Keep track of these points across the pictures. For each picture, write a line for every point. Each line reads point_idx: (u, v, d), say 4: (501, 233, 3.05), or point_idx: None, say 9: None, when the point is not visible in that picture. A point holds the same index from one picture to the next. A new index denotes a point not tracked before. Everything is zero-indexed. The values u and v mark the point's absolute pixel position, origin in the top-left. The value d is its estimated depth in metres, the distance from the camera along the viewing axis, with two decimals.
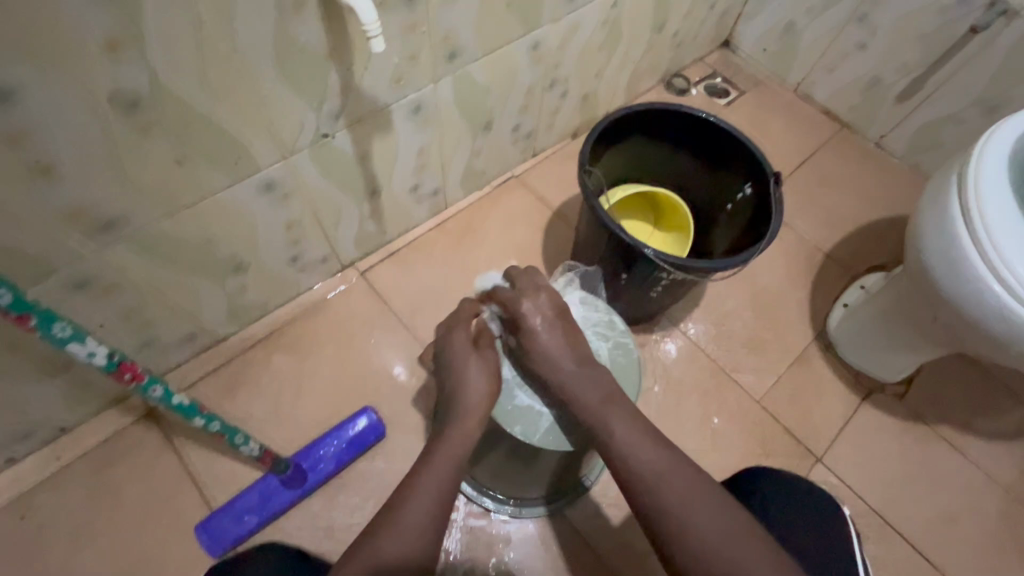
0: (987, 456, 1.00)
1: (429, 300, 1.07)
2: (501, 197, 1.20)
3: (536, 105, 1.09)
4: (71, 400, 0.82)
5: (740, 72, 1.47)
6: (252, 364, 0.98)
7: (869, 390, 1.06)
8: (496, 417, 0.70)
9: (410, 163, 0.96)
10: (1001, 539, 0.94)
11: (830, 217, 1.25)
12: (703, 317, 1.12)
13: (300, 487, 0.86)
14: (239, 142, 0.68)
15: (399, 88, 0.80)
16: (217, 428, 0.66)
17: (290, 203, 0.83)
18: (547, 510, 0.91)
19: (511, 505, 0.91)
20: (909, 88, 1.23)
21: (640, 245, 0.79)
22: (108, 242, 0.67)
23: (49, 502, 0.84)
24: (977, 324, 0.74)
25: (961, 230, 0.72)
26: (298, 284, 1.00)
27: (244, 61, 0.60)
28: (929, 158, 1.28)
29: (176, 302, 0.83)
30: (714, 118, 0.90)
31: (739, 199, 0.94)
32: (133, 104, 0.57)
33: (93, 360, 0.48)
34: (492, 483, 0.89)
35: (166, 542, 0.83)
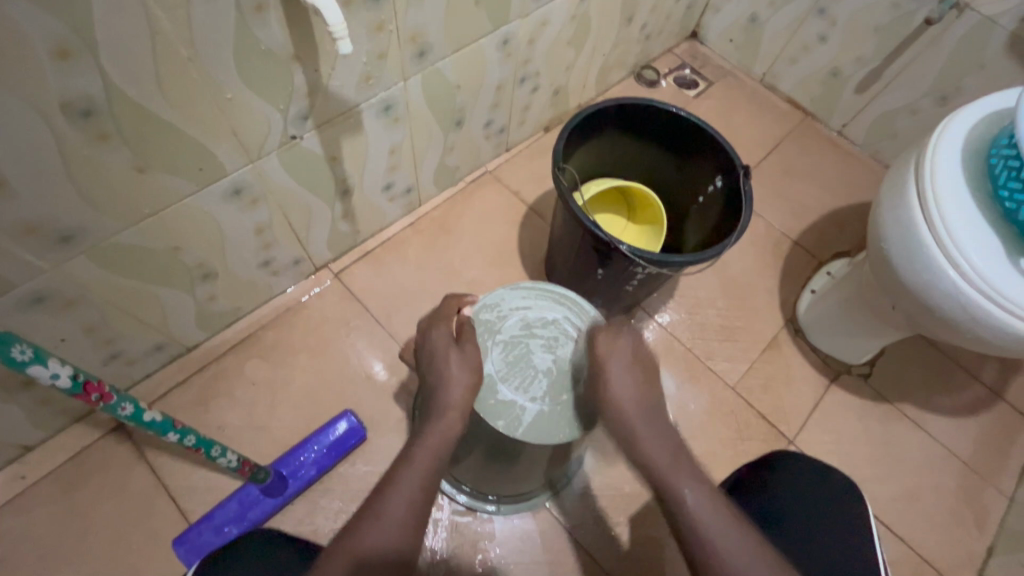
0: (945, 431, 1.06)
1: (406, 299, 1.06)
2: (475, 193, 1.19)
3: (507, 100, 1.09)
4: (34, 418, 0.79)
5: (708, 63, 1.49)
6: (226, 371, 0.96)
7: (836, 372, 1.10)
8: (479, 411, 0.71)
9: (382, 162, 0.94)
10: (959, 509, 1.00)
11: (796, 206, 1.28)
12: (677, 307, 1.14)
13: (281, 494, 0.85)
14: (203, 148, 0.66)
15: (368, 88, 0.79)
16: (192, 441, 0.65)
17: (259, 207, 0.81)
18: (531, 505, 0.92)
19: (495, 502, 0.92)
20: (868, 79, 1.27)
21: (615, 241, 0.80)
22: (66, 256, 0.65)
23: (15, 524, 0.81)
24: (933, 309, 0.78)
25: (919, 219, 0.75)
26: (270, 288, 0.98)
27: (205, 66, 0.58)
28: (887, 146, 1.32)
29: (143, 313, 0.80)
30: (684, 112, 0.92)
31: (709, 191, 0.96)
32: (87, 112, 0.54)
33: (57, 382, 0.46)
34: (476, 481, 0.90)
35: (143, 559, 0.81)
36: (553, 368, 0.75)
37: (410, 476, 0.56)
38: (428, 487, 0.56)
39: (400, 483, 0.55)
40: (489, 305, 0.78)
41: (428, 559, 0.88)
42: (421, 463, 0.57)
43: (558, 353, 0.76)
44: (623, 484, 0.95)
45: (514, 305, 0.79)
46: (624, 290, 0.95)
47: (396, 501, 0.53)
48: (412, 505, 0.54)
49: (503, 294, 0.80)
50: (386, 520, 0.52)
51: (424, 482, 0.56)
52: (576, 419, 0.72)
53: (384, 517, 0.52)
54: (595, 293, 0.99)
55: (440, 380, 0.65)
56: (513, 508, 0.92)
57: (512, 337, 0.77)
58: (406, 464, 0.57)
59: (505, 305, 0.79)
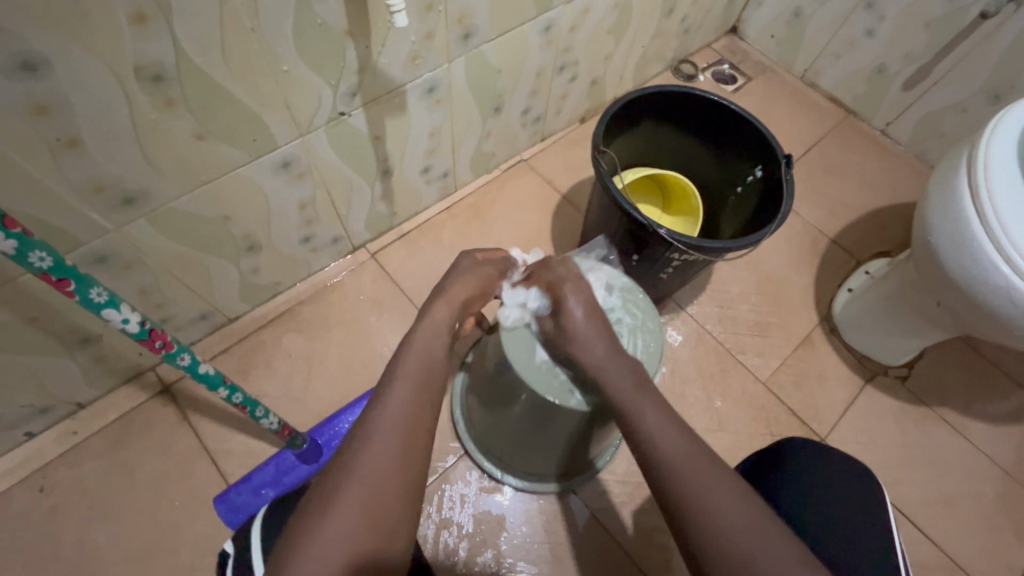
0: (985, 437, 1.03)
1: (439, 281, 1.08)
2: (509, 181, 1.20)
3: (546, 88, 1.10)
4: (89, 375, 0.84)
5: (747, 59, 1.47)
6: (265, 343, 0.99)
7: (873, 372, 1.08)
8: (554, 397, 0.68)
9: (422, 144, 0.96)
10: (999, 518, 0.97)
11: (835, 204, 1.26)
12: (709, 301, 1.13)
13: (315, 461, 0.87)
14: (258, 120, 0.69)
15: (414, 68, 0.80)
16: (239, 399, 0.67)
17: (305, 181, 0.83)
18: (558, 486, 0.92)
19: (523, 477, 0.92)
20: (915, 76, 1.23)
21: (654, 225, 0.80)
22: (129, 218, 0.68)
23: (66, 476, 0.85)
24: (982, 305, 0.75)
25: (970, 213, 0.73)
26: (309, 264, 1.01)
27: (265, 38, 0.61)
28: (932, 146, 1.29)
29: (191, 280, 0.83)
30: (726, 101, 0.91)
31: (749, 182, 0.95)
32: (157, 78, 0.57)
33: (126, 327, 0.49)
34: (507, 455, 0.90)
35: (183, 517, 0.84)
36: (617, 313, 0.75)
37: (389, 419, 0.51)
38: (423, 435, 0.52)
39: (374, 431, 0.50)
40: (533, 297, 0.71)
41: (446, 525, 0.89)
42: (398, 408, 0.52)
43: (618, 294, 0.77)
44: None
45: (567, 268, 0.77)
46: (658, 278, 0.95)
47: (375, 450, 0.49)
48: (400, 455, 0.49)
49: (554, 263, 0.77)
50: (359, 491, 0.46)
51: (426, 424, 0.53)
52: (654, 358, 0.73)
53: (364, 478, 0.47)
54: None
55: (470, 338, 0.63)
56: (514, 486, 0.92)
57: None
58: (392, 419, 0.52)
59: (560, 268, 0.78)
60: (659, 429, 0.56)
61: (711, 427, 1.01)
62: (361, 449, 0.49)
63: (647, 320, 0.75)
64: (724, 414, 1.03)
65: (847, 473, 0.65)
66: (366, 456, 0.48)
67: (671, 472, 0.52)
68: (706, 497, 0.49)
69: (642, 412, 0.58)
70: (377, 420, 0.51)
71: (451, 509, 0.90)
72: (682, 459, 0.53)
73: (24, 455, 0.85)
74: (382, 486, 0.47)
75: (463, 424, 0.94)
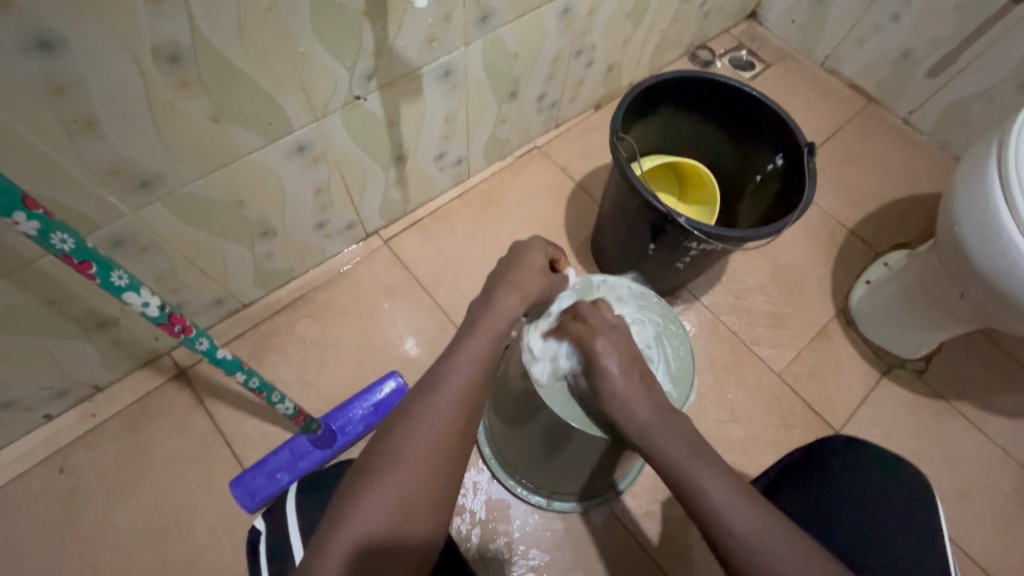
0: (1004, 432, 1.01)
1: (452, 269, 1.07)
2: (523, 168, 1.19)
3: (562, 73, 1.08)
4: (106, 359, 0.84)
5: (766, 45, 1.44)
6: (279, 329, 0.99)
7: (889, 365, 1.07)
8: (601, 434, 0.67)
9: (437, 129, 0.95)
10: (1015, 512, 0.96)
11: (854, 194, 1.24)
12: (723, 291, 1.12)
13: (330, 447, 0.87)
14: (273, 103, 0.68)
15: (431, 50, 0.79)
16: (256, 384, 0.67)
17: (319, 166, 0.83)
18: (579, 507, 0.91)
19: (543, 497, 0.90)
20: (940, 62, 1.20)
21: (673, 213, 0.79)
22: (145, 202, 0.68)
23: (84, 458, 0.86)
24: (1009, 297, 0.74)
25: (1000, 203, 0.71)
26: (323, 251, 1.01)
27: (282, 19, 0.60)
28: (956, 135, 1.26)
29: (206, 265, 0.83)
30: (748, 87, 0.89)
31: (769, 170, 0.93)
32: (174, 58, 0.56)
33: (146, 311, 0.49)
34: (527, 474, 0.88)
35: (199, 500, 0.85)
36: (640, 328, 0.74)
37: (441, 400, 0.52)
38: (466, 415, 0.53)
39: (425, 410, 0.51)
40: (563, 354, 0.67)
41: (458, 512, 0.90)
42: (450, 390, 0.53)
43: (636, 305, 0.76)
44: None
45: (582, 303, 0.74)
46: (674, 267, 0.94)
47: (425, 430, 0.50)
48: (447, 437, 0.51)
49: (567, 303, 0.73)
50: (411, 456, 0.48)
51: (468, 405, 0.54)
52: (687, 363, 0.73)
53: (413, 455, 0.48)
54: (643, 269, 0.98)
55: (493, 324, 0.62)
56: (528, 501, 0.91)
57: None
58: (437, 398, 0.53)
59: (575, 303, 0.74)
60: (696, 470, 0.55)
61: (724, 418, 1.01)
62: (411, 425, 0.50)
63: (669, 324, 0.75)
64: (737, 405, 1.02)
65: (883, 472, 0.63)
66: (417, 435, 0.50)
67: (714, 517, 0.52)
68: (755, 541, 0.49)
69: (669, 450, 0.58)
70: (430, 399, 0.52)
71: (464, 496, 0.91)
72: (723, 502, 0.52)
73: (42, 437, 0.86)
74: (432, 465, 0.49)
75: (483, 428, 0.93)
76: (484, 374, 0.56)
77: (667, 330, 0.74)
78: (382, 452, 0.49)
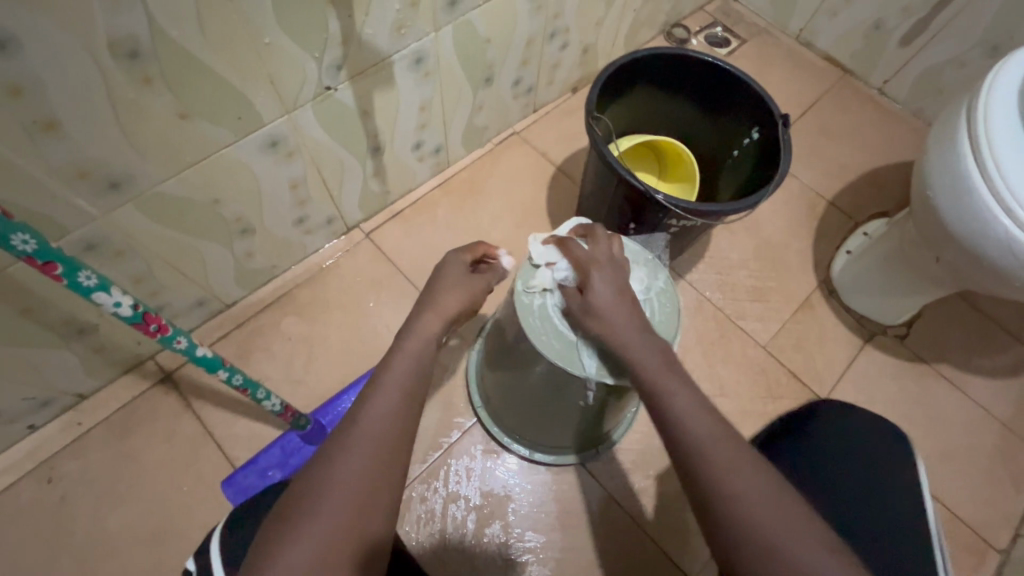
0: (985, 392, 1.04)
1: (434, 260, 1.07)
2: (503, 154, 1.18)
3: (535, 57, 1.07)
4: (87, 366, 0.83)
5: (741, 21, 1.44)
6: (263, 327, 0.98)
7: (872, 333, 1.08)
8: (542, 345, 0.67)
9: (413, 118, 0.94)
10: (997, 469, 0.98)
11: (833, 166, 1.25)
12: (707, 268, 1.13)
13: (321, 442, 0.87)
14: (241, 97, 0.67)
15: (400, 37, 0.78)
16: (240, 381, 0.67)
17: (294, 160, 0.82)
18: (561, 461, 0.93)
19: (525, 447, 0.93)
20: (912, 31, 1.21)
21: (651, 191, 0.79)
22: (114, 204, 0.67)
23: (71, 467, 0.85)
24: (983, 258, 0.75)
25: (971, 166, 0.72)
26: (304, 247, 1.00)
27: (242, 10, 0.59)
28: (930, 104, 1.27)
29: (184, 266, 0.82)
30: (721, 61, 0.89)
31: (746, 144, 0.93)
32: (133, 54, 0.55)
33: (119, 311, 0.48)
34: (509, 422, 0.91)
35: (192, 503, 0.85)
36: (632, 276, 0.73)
37: (363, 434, 0.49)
38: (392, 418, 0.51)
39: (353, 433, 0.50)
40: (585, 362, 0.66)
41: (422, 517, 0.89)
42: (380, 408, 0.52)
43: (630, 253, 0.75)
44: (654, 440, 0.96)
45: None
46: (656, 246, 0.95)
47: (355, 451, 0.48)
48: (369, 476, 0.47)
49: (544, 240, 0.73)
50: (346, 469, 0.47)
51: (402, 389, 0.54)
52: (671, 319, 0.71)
53: (331, 492, 0.46)
54: None
55: None
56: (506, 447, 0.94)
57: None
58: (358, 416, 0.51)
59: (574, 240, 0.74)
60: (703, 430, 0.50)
61: (713, 393, 1.02)
62: (332, 463, 0.48)
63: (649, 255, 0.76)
64: (725, 379, 1.03)
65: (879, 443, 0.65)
66: (345, 460, 0.48)
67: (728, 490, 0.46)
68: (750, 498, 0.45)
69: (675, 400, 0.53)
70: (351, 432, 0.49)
71: (458, 483, 0.91)
72: (724, 459, 0.48)
73: (28, 448, 0.85)
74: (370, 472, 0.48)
75: (475, 392, 0.95)
76: None
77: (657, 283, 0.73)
78: (298, 496, 0.46)
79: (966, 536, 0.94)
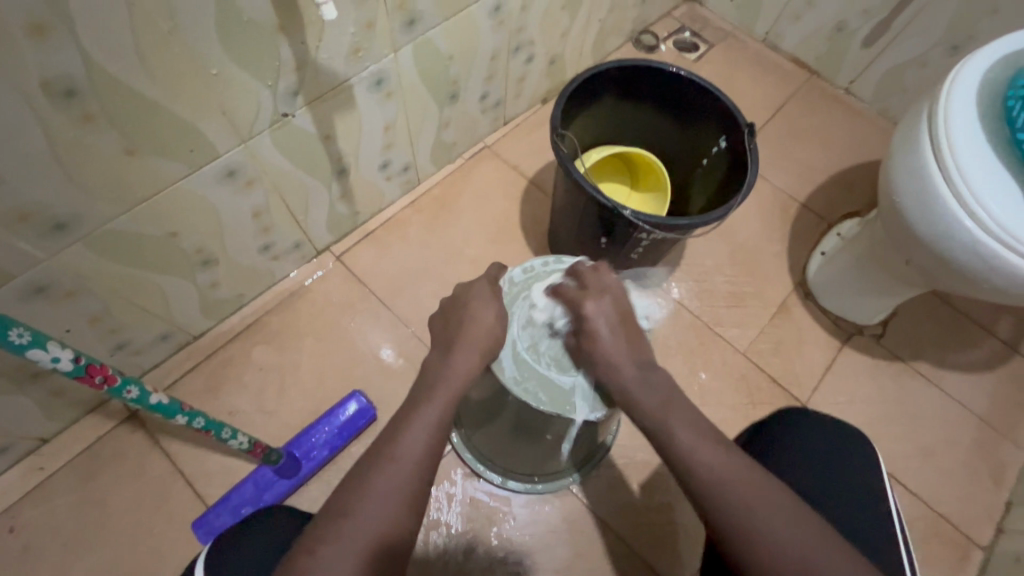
0: (961, 388, 1.04)
1: (408, 280, 1.05)
2: (474, 169, 1.17)
3: (502, 71, 1.06)
4: (47, 409, 0.80)
5: (708, 25, 1.44)
6: (233, 359, 0.96)
7: (849, 334, 1.09)
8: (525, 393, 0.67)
9: (378, 139, 0.93)
10: (976, 464, 0.99)
11: (804, 168, 1.25)
12: (684, 276, 1.12)
13: (295, 475, 0.85)
14: (193, 129, 0.65)
15: (358, 60, 0.77)
16: (201, 424, 0.65)
17: (254, 188, 0.80)
18: (551, 490, 0.92)
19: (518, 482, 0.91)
20: (874, 32, 1.22)
21: (619, 207, 0.78)
22: (62, 245, 0.64)
23: (34, 515, 0.82)
24: (949, 260, 0.75)
25: (933, 168, 0.73)
26: (273, 273, 0.98)
27: (186, 42, 0.57)
28: (895, 102, 1.28)
29: (144, 301, 0.80)
30: (685, 72, 0.89)
31: (714, 152, 0.93)
32: (69, 92, 0.53)
33: (58, 365, 0.46)
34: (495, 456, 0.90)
35: (162, 546, 0.82)
36: None
37: (398, 476, 0.50)
38: (425, 462, 0.52)
39: (375, 488, 0.49)
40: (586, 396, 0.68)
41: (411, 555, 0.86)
42: (416, 447, 0.53)
43: None
44: (637, 453, 0.95)
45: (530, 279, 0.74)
46: (629, 259, 0.94)
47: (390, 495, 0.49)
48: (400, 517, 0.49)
49: (521, 284, 0.73)
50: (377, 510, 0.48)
51: (422, 433, 0.54)
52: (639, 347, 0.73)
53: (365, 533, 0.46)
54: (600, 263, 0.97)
55: None
56: (499, 485, 0.91)
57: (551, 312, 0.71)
58: (390, 457, 0.51)
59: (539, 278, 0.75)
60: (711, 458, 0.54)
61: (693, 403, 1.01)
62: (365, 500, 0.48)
63: None
64: (707, 387, 1.03)
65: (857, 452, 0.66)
66: (377, 507, 0.48)
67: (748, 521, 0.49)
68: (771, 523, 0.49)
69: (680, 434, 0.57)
70: (385, 472, 0.50)
71: (439, 510, 0.89)
72: (723, 476, 0.52)
73: None
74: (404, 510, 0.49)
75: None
76: None
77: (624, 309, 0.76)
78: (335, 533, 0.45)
79: (948, 534, 0.94)
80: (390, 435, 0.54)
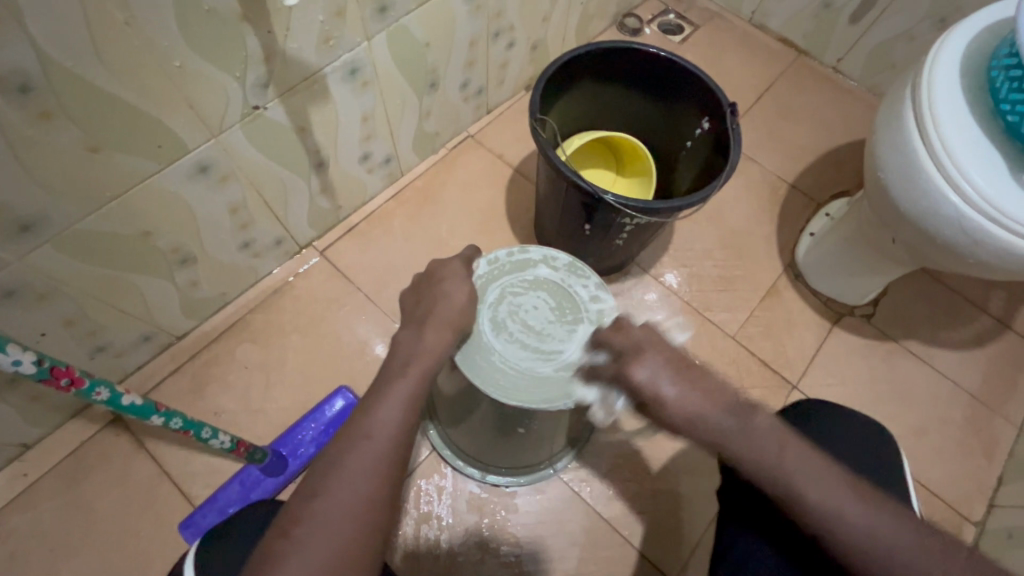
0: (953, 365, 1.04)
1: (392, 273, 1.04)
2: (457, 158, 1.16)
3: (482, 57, 1.04)
4: (27, 415, 0.79)
5: (693, 6, 1.42)
6: (217, 358, 0.95)
7: (839, 314, 1.08)
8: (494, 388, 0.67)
9: (356, 131, 0.91)
10: (968, 441, 0.99)
11: (792, 148, 1.24)
12: (672, 261, 1.11)
13: (282, 473, 0.85)
14: (159, 124, 0.63)
15: (330, 49, 0.75)
16: (179, 423, 0.64)
17: (228, 184, 0.78)
18: (540, 479, 0.91)
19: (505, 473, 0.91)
20: (861, 7, 1.20)
21: (600, 192, 0.77)
22: (31, 245, 0.63)
23: (19, 521, 0.81)
24: (934, 236, 0.74)
25: (917, 143, 0.71)
26: (255, 270, 0.97)
27: (146, 34, 0.55)
28: (883, 79, 1.27)
29: (123, 302, 0.79)
30: (666, 52, 0.87)
31: (698, 134, 0.92)
32: (23, 89, 0.51)
33: (20, 369, 0.45)
34: (478, 452, 0.90)
35: (151, 548, 0.81)
36: (567, 293, 0.76)
37: (369, 452, 0.48)
38: (398, 438, 0.50)
39: (345, 465, 0.46)
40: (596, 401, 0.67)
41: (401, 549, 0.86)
42: (389, 420, 0.50)
43: (564, 270, 0.77)
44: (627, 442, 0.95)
45: (498, 272, 0.76)
46: (614, 246, 0.93)
47: (358, 476, 0.46)
48: (377, 492, 0.46)
49: (486, 277, 0.75)
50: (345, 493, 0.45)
51: None
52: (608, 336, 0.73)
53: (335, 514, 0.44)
54: (585, 250, 0.96)
55: (407, 346, 0.58)
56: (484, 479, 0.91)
57: (516, 304, 0.73)
58: (364, 436, 0.49)
59: (508, 271, 0.76)
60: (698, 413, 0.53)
61: None
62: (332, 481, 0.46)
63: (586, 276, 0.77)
64: None
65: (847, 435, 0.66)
66: (345, 487, 0.45)
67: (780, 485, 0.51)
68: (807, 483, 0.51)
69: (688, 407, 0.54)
70: (357, 450, 0.47)
71: (429, 503, 0.89)
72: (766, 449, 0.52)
73: None
74: (376, 488, 0.46)
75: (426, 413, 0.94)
76: (409, 386, 0.54)
77: (594, 297, 0.76)
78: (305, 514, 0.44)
79: (942, 511, 0.94)
80: (362, 409, 0.51)
